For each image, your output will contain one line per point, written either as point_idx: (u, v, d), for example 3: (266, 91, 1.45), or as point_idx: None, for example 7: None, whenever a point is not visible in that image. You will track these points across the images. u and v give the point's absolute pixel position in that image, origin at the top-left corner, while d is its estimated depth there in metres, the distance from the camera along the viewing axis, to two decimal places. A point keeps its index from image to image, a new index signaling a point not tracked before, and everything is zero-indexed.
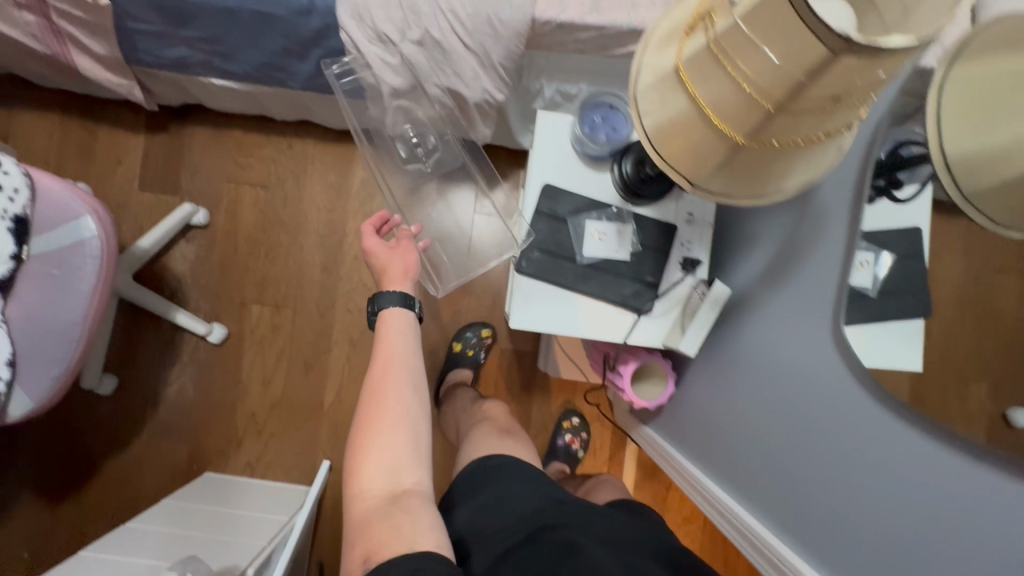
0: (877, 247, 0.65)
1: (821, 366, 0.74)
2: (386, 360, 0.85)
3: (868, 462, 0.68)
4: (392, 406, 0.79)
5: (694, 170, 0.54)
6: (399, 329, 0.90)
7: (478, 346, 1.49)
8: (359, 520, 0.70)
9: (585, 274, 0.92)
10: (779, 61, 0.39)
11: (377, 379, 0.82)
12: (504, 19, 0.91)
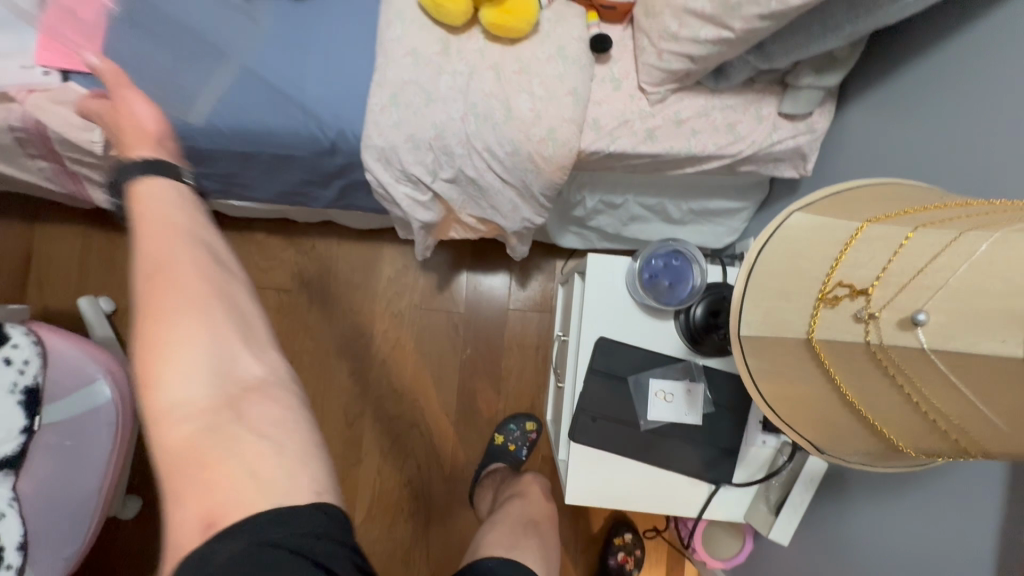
0: None
1: None
2: (159, 224, 0.51)
3: None
4: (185, 282, 0.48)
5: (824, 443, 0.42)
6: (161, 198, 0.54)
7: (522, 441, 1.39)
8: (178, 458, 0.44)
9: (650, 442, 0.79)
10: (1006, 424, 0.28)
11: (150, 252, 0.49)
12: (546, 155, 0.80)
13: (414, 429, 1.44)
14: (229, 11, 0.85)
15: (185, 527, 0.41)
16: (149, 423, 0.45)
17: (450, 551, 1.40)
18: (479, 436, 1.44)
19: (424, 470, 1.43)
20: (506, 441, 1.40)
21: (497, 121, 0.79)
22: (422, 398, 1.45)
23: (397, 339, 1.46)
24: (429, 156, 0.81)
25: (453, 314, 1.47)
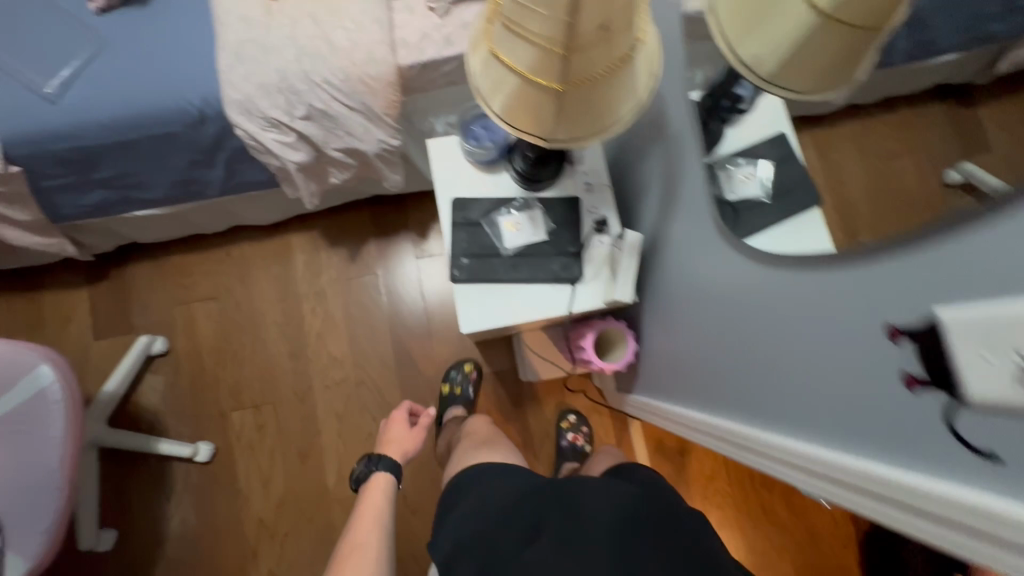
0: (753, 159, 0.67)
1: (735, 271, 0.75)
2: (377, 508, 1.09)
3: (794, 340, 0.64)
4: (382, 498, 1.11)
5: (539, 125, 0.63)
6: (387, 489, 1.13)
7: (465, 381, 1.52)
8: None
9: (514, 264, 0.99)
10: (548, 12, 0.50)
11: (366, 508, 1.08)
12: (373, 74, 1.02)
13: (362, 386, 1.57)
14: (87, 28, 1.02)
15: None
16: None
17: (424, 484, 1.53)
18: (423, 376, 1.58)
19: (380, 421, 1.55)
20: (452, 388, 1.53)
21: (324, 55, 1.00)
22: (363, 357, 1.58)
23: (324, 313, 1.60)
24: (281, 99, 1.02)
25: (371, 277, 1.63)
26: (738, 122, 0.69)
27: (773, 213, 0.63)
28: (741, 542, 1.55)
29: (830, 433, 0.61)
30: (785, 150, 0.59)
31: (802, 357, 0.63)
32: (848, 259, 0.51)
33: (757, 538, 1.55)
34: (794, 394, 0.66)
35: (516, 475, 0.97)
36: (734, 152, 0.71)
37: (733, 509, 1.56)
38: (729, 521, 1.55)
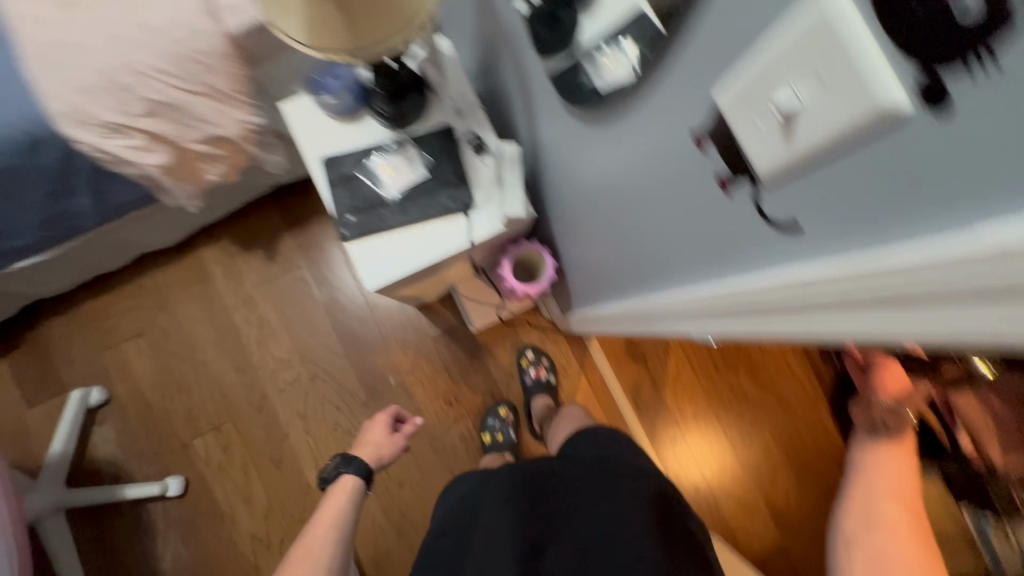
0: (617, 39, 0.54)
1: (603, 154, 0.73)
2: (338, 508, 1.01)
3: (664, 194, 0.62)
4: (347, 500, 1.03)
5: (340, 39, 0.62)
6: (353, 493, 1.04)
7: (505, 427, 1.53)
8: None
9: (403, 208, 0.96)
10: None
11: (330, 509, 1.00)
12: (202, 49, 0.96)
13: (318, 379, 1.55)
14: None
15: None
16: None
17: (404, 456, 1.54)
18: (375, 353, 1.57)
19: (345, 409, 1.55)
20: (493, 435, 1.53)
21: (143, 39, 0.93)
22: (311, 351, 1.56)
23: (259, 320, 1.55)
24: (111, 98, 0.94)
25: (296, 271, 1.57)
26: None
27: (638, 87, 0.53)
28: (717, 424, 1.63)
29: (726, 268, 0.57)
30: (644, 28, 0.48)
31: (679, 207, 0.60)
32: (659, 75, 0.51)
33: (732, 415, 1.64)
34: (686, 250, 0.64)
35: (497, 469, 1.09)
36: (598, 36, 0.56)
37: (706, 398, 1.64)
38: (701, 407, 1.64)
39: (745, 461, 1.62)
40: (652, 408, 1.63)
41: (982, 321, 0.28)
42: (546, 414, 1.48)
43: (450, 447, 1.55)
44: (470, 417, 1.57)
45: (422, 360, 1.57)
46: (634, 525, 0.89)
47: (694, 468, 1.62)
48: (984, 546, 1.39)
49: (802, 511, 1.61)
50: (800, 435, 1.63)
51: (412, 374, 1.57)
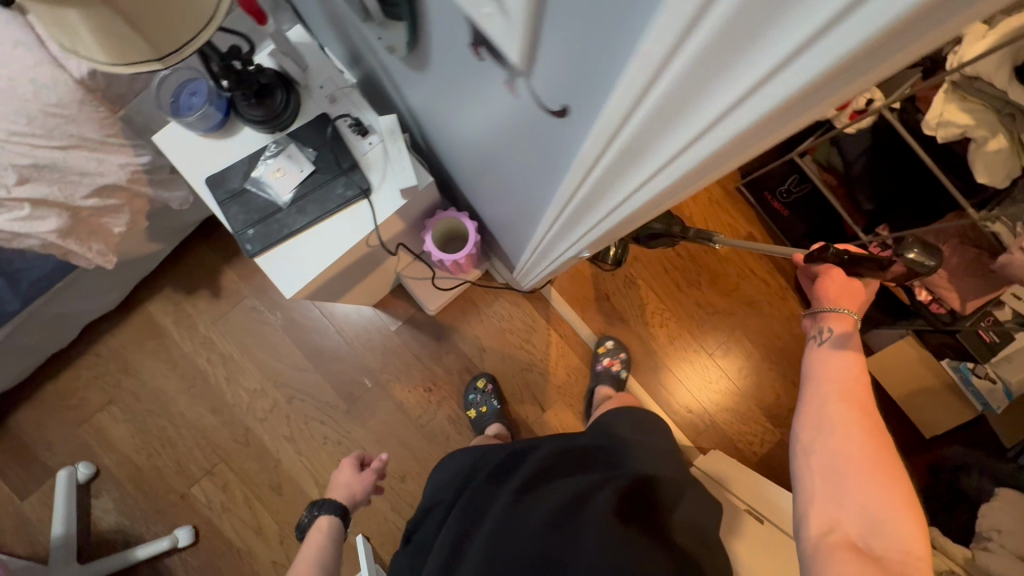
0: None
1: (433, 93, 0.70)
2: (317, 548, 1.09)
3: (482, 121, 0.60)
4: (325, 540, 1.11)
5: (142, 52, 0.58)
6: (331, 534, 1.12)
7: (487, 398, 1.54)
8: None
9: (300, 208, 0.94)
10: None
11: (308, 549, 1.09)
12: (53, 101, 0.93)
13: (296, 400, 1.56)
14: None
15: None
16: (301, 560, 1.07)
17: (398, 450, 1.56)
18: (344, 361, 1.58)
19: (329, 421, 1.56)
20: (477, 409, 1.54)
21: None
22: (281, 375, 1.56)
23: (222, 357, 1.55)
24: None
25: (244, 301, 1.56)
26: None
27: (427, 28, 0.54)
28: (693, 343, 1.65)
29: (547, 178, 0.56)
30: None
31: (495, 131, 0.59)
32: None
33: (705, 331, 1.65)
34: (522, 176, 0.64)
35: (487, 452, 1.14)
36: None
37: (676, 320, 1.65)
38: (673, 330, 1.65)
39: (727, 370, 1.65)
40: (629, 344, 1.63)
41: (748, 58, 0.26)
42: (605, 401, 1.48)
43: (439, 430, 1.57)
44: (453, 397, 1.58)
45: (391, 354, 1.58)
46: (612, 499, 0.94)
47: (680, 390, 1.64)
48: (968, 388, 1.41)
49: (792, 403, 1.64)
50: (773, 332, 1.66)
51: (386, 370, 1.58)
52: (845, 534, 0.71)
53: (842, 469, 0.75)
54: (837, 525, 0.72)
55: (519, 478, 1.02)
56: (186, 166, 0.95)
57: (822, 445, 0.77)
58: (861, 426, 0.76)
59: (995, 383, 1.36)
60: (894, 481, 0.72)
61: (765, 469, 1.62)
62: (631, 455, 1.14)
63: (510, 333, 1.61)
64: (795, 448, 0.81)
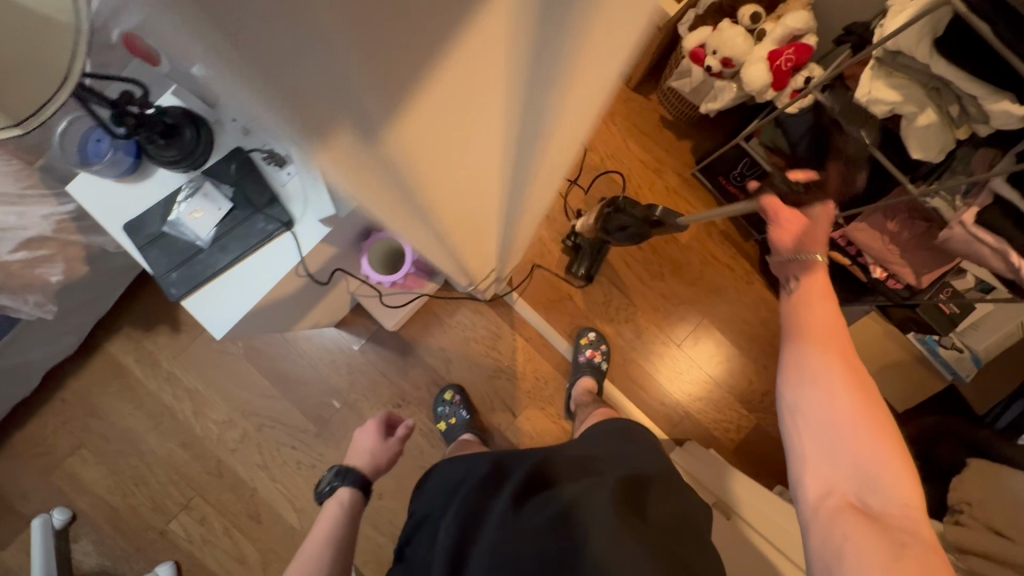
0: None
1: None
2: (330, 524, 1.08)
3: None
4: (341, 516, 1.09)
5: None
6: (349, 508, 1.11)
7: (456, 409, 1.54)
8: None
9: (221, 247, 0.92)
10: None
11: (320, 527, 1.07)
12: None
13: (265, 427, 1.56)
14: None
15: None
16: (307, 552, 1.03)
17: None
18: (310, 384, 1.57)
19: (300, 445, 1.56)
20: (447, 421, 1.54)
21: None
22: (248, 404, 1.56)
23: (187, 391, 1.55)
24: None
25: (204, 334, 1.56)
26: None
27: None
28: (661, 333, 1.64)
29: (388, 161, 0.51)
30: None
31: None
32: None
33: (673, 320, 1.64)
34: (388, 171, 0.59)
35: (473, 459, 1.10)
36: None
37: (642, 312, 1.63)
38: (639, 324, 1.63)
39: (697, 359, 1.64)
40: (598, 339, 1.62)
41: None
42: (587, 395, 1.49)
43: (412, 444, 1.56)
44: (422, 411, 1.58)
45: (356, 374, 1.58)
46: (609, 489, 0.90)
47: (651, 383, 1.63)
48: (936, 360, 1.42)
49: (765, 387, 1.63)
50: (740, 316, 1.64)
51: (353, 390, 1.58)
52: (843, 494, 0.65)
53: (831, 423, 0.68)
54: (832, 485, 0.67)
55: (513, 485, 0.95)
56: (104, 213, 0.93)
57: (809, 403, 0.71)
58: (846, 376, 0.70)
59: (962, 351, 1.37)
60: (887, 432, 0.66)
61: (743, 456, 1.61)
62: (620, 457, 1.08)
63: (475, 341, 1.60)
64: (780, 406, 0.75)
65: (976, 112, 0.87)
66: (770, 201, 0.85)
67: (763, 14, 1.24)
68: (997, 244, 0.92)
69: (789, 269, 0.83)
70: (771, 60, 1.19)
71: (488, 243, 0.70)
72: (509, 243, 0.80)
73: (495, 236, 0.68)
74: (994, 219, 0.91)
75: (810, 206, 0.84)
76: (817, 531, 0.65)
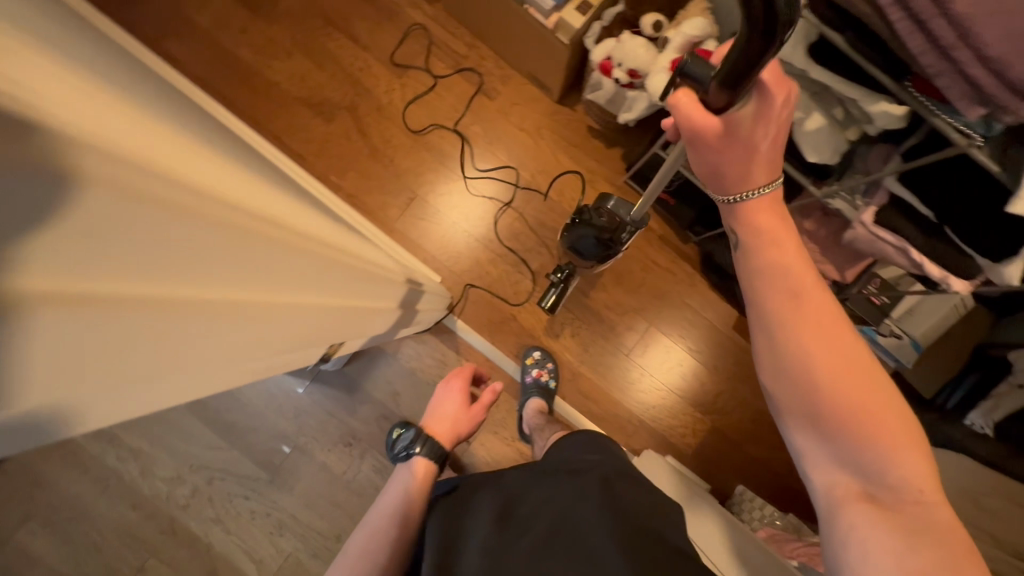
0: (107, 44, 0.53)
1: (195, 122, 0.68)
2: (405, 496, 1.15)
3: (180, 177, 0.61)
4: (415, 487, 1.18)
5: None
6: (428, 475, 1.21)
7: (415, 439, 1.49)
8: None
9: None
10: None
11: (393, 500, 1.13)
12: None
13: (216, 480, 1.53)
14: None
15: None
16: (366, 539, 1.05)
17: (328, 512, 1.53)
18: (258, 432, 1.54)
19: (252, 495, 1.53)
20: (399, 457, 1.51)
21: None
22: (196, 458, 1.53)
23: (133, 451, 1.52)
24: None
25: None
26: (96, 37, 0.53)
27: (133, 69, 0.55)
28: (608, 343, 1.62)
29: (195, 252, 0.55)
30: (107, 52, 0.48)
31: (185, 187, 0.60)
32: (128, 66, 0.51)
33: (620, 328, 1.63)
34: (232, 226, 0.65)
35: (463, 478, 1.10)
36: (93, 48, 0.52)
37: (587, 325, 1.62)
38: (586, 337, 1.62)
39: (648, 365, 1.63)
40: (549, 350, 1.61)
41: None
42: (538, 416, 1.47)
43: (366, 484, 1.54)
44: (375, 448, 1.55)
45: (303, 417, 1.55)
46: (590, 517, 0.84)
47: (604, 395, 1.61)
48: (877, 348, 1.41)
49: (719, 388, 1.62)
50: (687, 319, 1.63)
51: (302, 434, 1.55)
52: (850, 481, 0.53)
53: (833, 408, 0.53)
54: (835, 472, 0.54)
55: (495, 514, 0.90)
56: None
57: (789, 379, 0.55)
58: (825, 338, 0.53)
59: (901, 338, 1.37)
60: (892, 403, 0.53)
61: (702, 460, 1.60)
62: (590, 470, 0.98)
63: (422, 372, 1.58)
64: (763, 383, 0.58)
65: (859, 114, 0.86)
66: (687, 108, 0.51)
67: (664, 22, 1.26)
68: (897, 241, 0.92)
69: (726, 212, 0.56)
70: (672, 69, 1.17)
71: (293, 257, 0.64)
72: (327, 242, 0.73)
73: (285, 246, 0.61)
74: (892, 218, 0.91)
75: (765, 97, 0.49)
76: (827, 529, 0.54)
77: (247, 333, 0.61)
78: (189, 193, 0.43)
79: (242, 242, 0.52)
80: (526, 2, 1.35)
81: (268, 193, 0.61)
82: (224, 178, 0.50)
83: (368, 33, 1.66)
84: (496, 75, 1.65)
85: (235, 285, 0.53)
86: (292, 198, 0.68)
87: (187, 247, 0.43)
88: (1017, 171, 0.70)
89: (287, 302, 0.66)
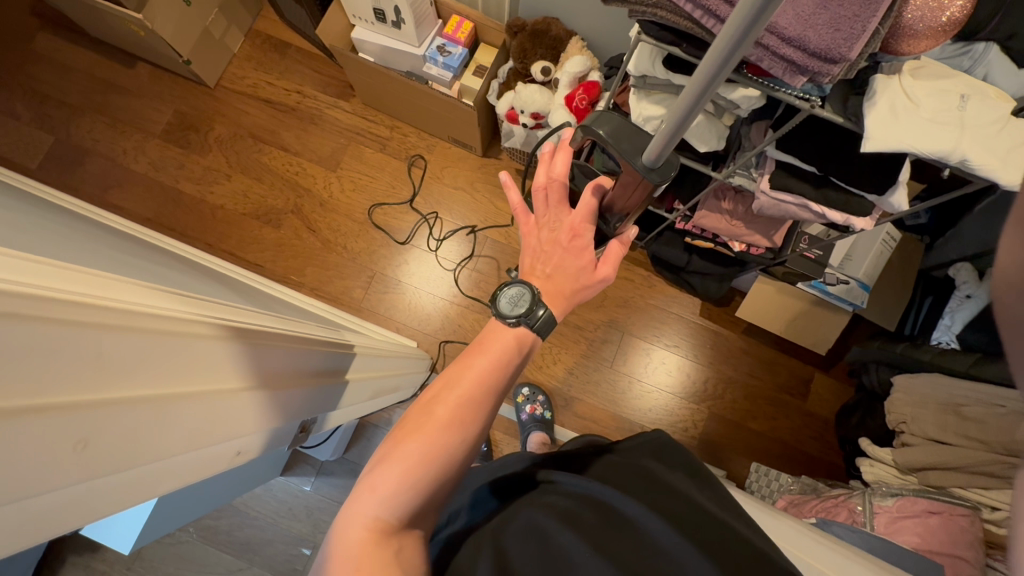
0: (65, 234, 0.63)
1: (157, 264, 0.77)
2: (491, 370, 0.68)
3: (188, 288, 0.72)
4: (506, 357, 0.71)
5: None
6: (520, 349, 0.72)
7: None
8: (348, 526, 0.57)
9: None
10: None
11: (482, 366, 0.67)
12: None
13: None
14: None
15: (395, 498, 0.58)
16: (416, 415, 0.64)
17: None
18: (273, 541, 1.53)
19: None
20: None
21: None
22: None
23: None
24: None
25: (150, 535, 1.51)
26: (50, 228, 0.62)
27: (91, 245, 0.65)
28: (589, 359, 1.68)
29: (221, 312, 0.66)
30: (67, 242, 0.59)
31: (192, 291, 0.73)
32: (92, 249, 0.62)
33: (596, 342, 1.69)
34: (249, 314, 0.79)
35: (535, 460, 0.90)
36: (51, 231, 0.61)
37: (565, 348, 1.69)
38: (567, 360, 1.68)
39: (634, 371, 1.68)
40: (536, 381, 1.67)
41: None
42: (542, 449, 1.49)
43: None
44: None
45: (316, 514, 1.55)
46: (654, 520, 0.69)
47: (601, 412, 1.65)
48: (831, 297, 1.49)
49: (704, 374, 1.68)
50: (656, 319, 1.70)
51: (318, 533, 1.53)
52: None
53: None
54: None
55: (559, 495, 0.75)
56: None
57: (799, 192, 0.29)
58: None
59: (848, 283, 1.45)
60: None
61: (710, 448, 1.63)
62: (656, 464, 0.83)
63: None
64: None
65: (727, 103, 0.95)
66: None
67: (551, 67, 1.41)
68: (797, 200, 1.03)
69: None
70: (568, 104, 1.33)
71: (234, 345, 0.65)
72: (274, 331, 0.75)
73: (224, 343, 0.63)
74: (784, 181, 1.01)
75: None
76: None
77: (194, 413, 0.59)
78: (109, 311, 0.47)
79: (177, 342, 0.55)
80: (428, 79, 1.56)
81: (214, 304, 0.65)
82: (168, 299, 0.56)
83: (297, 140, 1.79)
84: (420, 147, 1.79)
85: (169, 381, 0.54)
86: (235, 305, 0.71)
87: (101, 354, 0.46)
88: (858, 118, 0.81)
89: (235, 388, 0.66)
